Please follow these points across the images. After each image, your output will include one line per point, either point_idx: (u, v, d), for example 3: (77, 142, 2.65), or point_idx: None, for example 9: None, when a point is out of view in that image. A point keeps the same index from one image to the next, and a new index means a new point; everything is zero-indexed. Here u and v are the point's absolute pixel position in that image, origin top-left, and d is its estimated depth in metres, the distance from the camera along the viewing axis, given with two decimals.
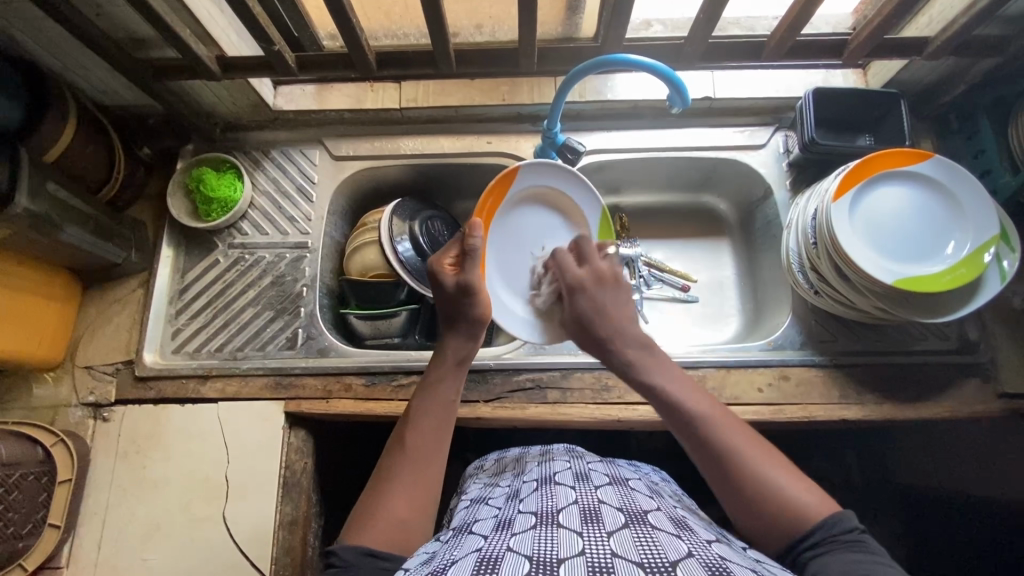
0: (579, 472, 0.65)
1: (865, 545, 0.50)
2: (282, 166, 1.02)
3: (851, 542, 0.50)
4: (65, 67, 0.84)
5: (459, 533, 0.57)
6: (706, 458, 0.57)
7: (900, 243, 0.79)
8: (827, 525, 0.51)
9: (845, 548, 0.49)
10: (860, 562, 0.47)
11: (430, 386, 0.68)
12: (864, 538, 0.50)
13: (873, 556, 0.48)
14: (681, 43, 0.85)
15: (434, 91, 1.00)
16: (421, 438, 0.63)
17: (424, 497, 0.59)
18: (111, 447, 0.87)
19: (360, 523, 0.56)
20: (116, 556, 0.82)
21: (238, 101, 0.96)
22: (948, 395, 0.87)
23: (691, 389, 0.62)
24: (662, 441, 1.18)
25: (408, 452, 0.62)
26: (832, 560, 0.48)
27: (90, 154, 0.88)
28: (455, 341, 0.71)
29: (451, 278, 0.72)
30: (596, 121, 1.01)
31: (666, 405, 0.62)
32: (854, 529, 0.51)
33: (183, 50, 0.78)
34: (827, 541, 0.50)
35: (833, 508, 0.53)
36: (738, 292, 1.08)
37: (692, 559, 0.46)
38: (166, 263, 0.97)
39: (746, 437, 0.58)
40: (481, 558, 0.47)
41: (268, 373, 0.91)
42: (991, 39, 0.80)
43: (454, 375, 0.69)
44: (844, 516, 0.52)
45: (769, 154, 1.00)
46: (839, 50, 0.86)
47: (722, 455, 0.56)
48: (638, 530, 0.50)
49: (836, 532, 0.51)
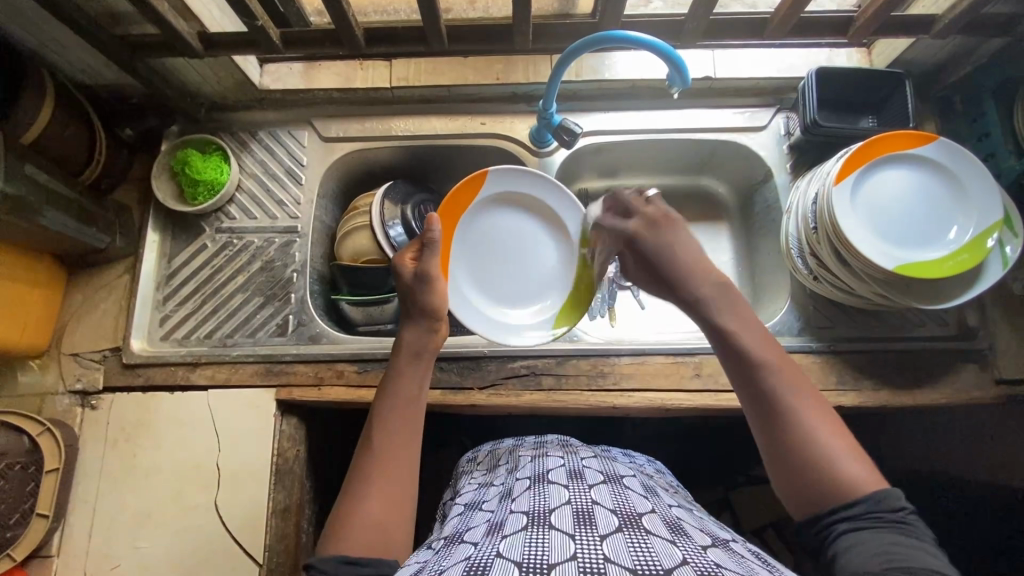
0: (572, 469, 0.64)
1: (910, 527, 0.46)
2: (270, 148, 0.99)
3: (896, 524, 0.46)
4: (41, 44, 0.81)
5: (450, 543, 0.56)
6: (748, 389, 0.56)
7: (917, 208, 0.78)
8: (873, 501, 0.48)
9: (887, 529, 0.46)
10: (899, 546, 0.45)
11: (394, 380, 0.66)
12: (911, 520, 0.47)
13: (916, 539, 0.45)
14: (682, 20, 0.81)
15: (426, 69, 0.97)
16: (392, 437, 0.62)
17: (399, 496, 0.59)
18: (100, 434, 0.86)
19: (337, 531, 0.55)
20: (108, 544, 0.82)
21: (223, 78, 0.92)
22: (946, 381, 0.86)
23: (753, 327, 0.59)
24: (657, 426, 1.18)
25: (379, 450, 0.61)
26: (869, 539, 0.46)
27: (69, 137, 0.84)
28: (412, 332, 0.70)
29: (409, 268, 0.73)
30: (593, 100, 0.98)
31: (726, 340, 0.58)
32: (902, 511, 0.47)
33: (162, 26, 0.75)
34: (868, 518, 0.47)
35: (881, 484, 0.49)
36: (736, 278, 1.07)
37: (686, 566, 0.45)
38: (152, 248, 0.95)
39: (801, 387, 0.54)
40: (469, 565, 0.47)
41: (259, 360, 0.89)
42: (1002, 17, 0.78)
43: (414, 371, 0.67)
44: (893, 494, 0.48)
45: (769, 136, 0.97)
46: (844, 27, 0.83)
47: (774, 405, 0.53)
48: (632, 534, 0.50)
49: (883, 509, 0.47)
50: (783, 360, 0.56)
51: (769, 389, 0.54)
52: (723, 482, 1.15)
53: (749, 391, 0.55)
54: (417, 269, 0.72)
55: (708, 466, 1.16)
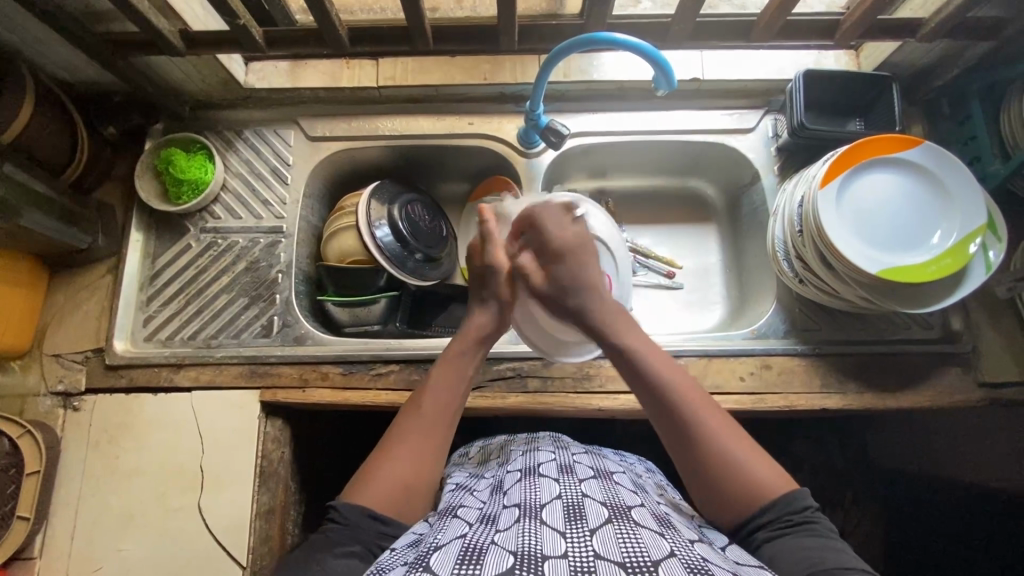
0: (563, 464, 0.65)
1: (817, 525, 0.53)
2: (256, 147, 0.98)
3: (804, 524, 0.53)
4: (21, 41, 0.80)
5: (443, 516, 0.58)
6: (694, 457, 0.58)
7: (890, 236, 0.77)
8: (780, 505, 0.54)
9: (797, 532, 0.52)
10: (811, 548, 0.51)
11: (450, 356, 0.70)
12: (815, 517, 0.54)
13: (821, 537, 0.52)
14: (668, 22, 0.81)
15: (414, 69, 0.96)
16: (436, 407, 0.65)
17: (429, 464, 0.61)
18: (83, 436, 0.85)
19: (366, 483, 0.58)
20: (90, 547, 0.81)
21: (206, 77, 0.91)
22: (929, 383, 0.87)
23: (694, 392, 0.61)
24: (645, 425, 1.18)
25: (422, 416, 0.64)
26: (785, 545, 0.51)
27: (51, 134, 0.83)
28: (483, 316, 0.73)
29: (480, 257, 0.76)
30: (581, 101, 0.98)
31: (649, 388, 0.63)
32: (807, 509, 0.54)
33: (142, 25, 0.74)
34: (779, 524, 0.53)
35: (791, 486, 0.56)
36: (724, 279, 1.07)
37: (674, 560, 0.45)
38: (136, 248, 0.94)
39: (725, 423, 0.59)
40: (464, 547, 0.47)
41: (243, 361, 0.89)
42: (987, 21, 0.77)
43: (472, 352, 0.71)
44: (798, 495, 0.55)
45: (758, 138, 0.97)
46: (831, 30, 0.83)
47: (723, 467, 0.56)
48: (621, 526, 0.50)
49: (790, 512, 0.54)
50: (699, 395, 0.61)
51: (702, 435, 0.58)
52: None
53: (679, 444, 0.59)
54: (483, 263, 0.74)
55: None
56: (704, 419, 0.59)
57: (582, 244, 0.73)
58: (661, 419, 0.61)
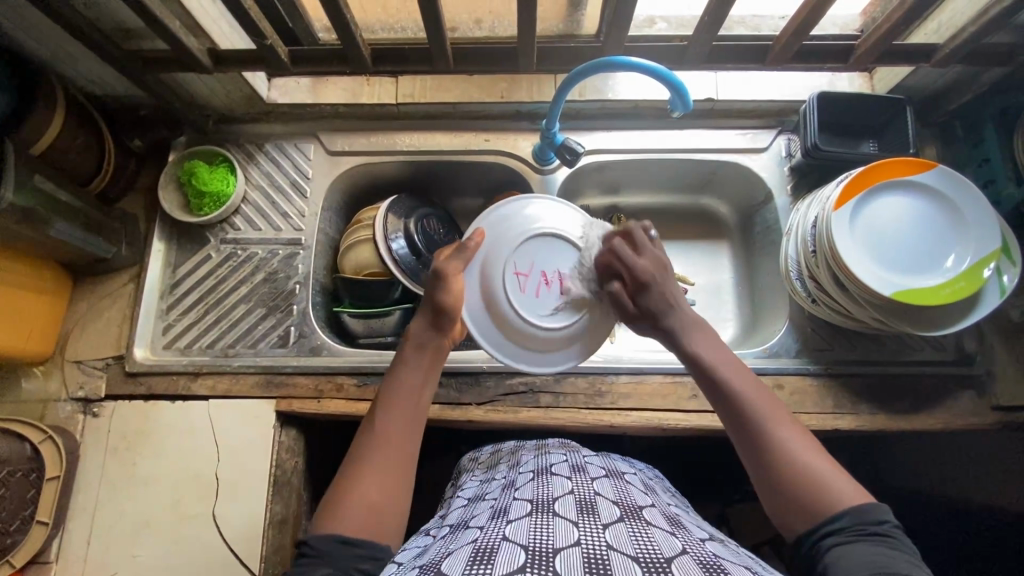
0: (575, 464, 0.65)
1: (892, 540, 0.48)
2: (276, 160, 1.00)
3: (877, 535, 0.48)
4: (53, 55, 0.82)
5: (456, 528, 0.58)
6: (757, 457, 0.56)
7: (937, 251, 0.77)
8: (856, 513, 0.50)
9: (867, 541, 0.48)
10: (882, 558, 0.46)
11: (398, 371, 0.69)
12: (893, 532, 0.49)
13: (897, 551, 0.47)
14: (684, 44, 0.83)
15: (432, 86, 0.98)
16: (393, 424, 0.64)
17: (396, 480, 0.60)
18: (101, 442, 0.87)
19: (332, 510, 0.57)
20: (106, 552, 0.82)
21: (231, 93, 0.94)
22: (943, 405, 0.86)
23: (763, 396, 0.60)
24: (655, 440, 1.18)
25: (380, 434, 0.63)
26: (851, 551, 0.47)
27: (80, 145, 0.86)
28: (419, 323, 0.72)
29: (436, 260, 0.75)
30: (596, 120, 0.99)
31: (715, 389, 0.62)
32: (885, 523, 0.49)
33: (173, 43, 0.76)
34: (849, 530, 0.49)
35: (867, 499, 0.51)
36: (735, 296, 1.08)
37: (686, 556, 0.46)
38: (157, 258, 0.96)
39: (792, 429, 0.57)
40: (476, 549, 0.47)
41: (260, 371, 0.90)
42: (1003, 47, 0.78)
43: (418, 363, 0.70)
44: (877, 508, 0.50)
45: (770, 158, 0.98)
46: (845, 54, 0.84)
47: (784, 467, 0.54)
48: (633, 524, 0.51)
49: (864, 520, 0.49)
50: (766, 397, 0.60)
51: (768, 434, 0.57)
52: (721, 498, 1.15)
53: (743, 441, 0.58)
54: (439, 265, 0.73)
55: (705, 480, 1.17)
56: (768, 420, 0.57)
57: (663, 271, 0.71)
58: (728, 420, 0.60)
